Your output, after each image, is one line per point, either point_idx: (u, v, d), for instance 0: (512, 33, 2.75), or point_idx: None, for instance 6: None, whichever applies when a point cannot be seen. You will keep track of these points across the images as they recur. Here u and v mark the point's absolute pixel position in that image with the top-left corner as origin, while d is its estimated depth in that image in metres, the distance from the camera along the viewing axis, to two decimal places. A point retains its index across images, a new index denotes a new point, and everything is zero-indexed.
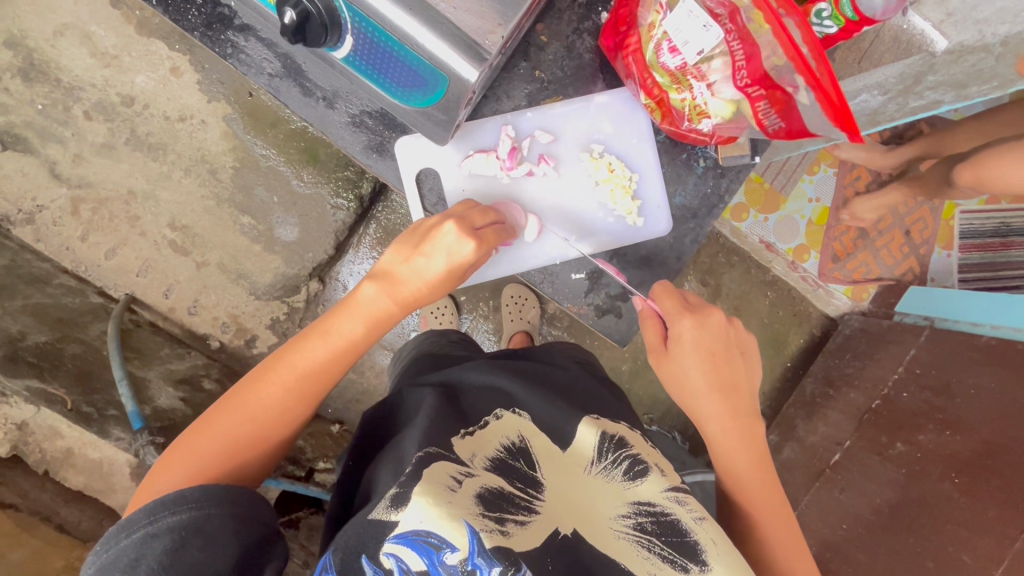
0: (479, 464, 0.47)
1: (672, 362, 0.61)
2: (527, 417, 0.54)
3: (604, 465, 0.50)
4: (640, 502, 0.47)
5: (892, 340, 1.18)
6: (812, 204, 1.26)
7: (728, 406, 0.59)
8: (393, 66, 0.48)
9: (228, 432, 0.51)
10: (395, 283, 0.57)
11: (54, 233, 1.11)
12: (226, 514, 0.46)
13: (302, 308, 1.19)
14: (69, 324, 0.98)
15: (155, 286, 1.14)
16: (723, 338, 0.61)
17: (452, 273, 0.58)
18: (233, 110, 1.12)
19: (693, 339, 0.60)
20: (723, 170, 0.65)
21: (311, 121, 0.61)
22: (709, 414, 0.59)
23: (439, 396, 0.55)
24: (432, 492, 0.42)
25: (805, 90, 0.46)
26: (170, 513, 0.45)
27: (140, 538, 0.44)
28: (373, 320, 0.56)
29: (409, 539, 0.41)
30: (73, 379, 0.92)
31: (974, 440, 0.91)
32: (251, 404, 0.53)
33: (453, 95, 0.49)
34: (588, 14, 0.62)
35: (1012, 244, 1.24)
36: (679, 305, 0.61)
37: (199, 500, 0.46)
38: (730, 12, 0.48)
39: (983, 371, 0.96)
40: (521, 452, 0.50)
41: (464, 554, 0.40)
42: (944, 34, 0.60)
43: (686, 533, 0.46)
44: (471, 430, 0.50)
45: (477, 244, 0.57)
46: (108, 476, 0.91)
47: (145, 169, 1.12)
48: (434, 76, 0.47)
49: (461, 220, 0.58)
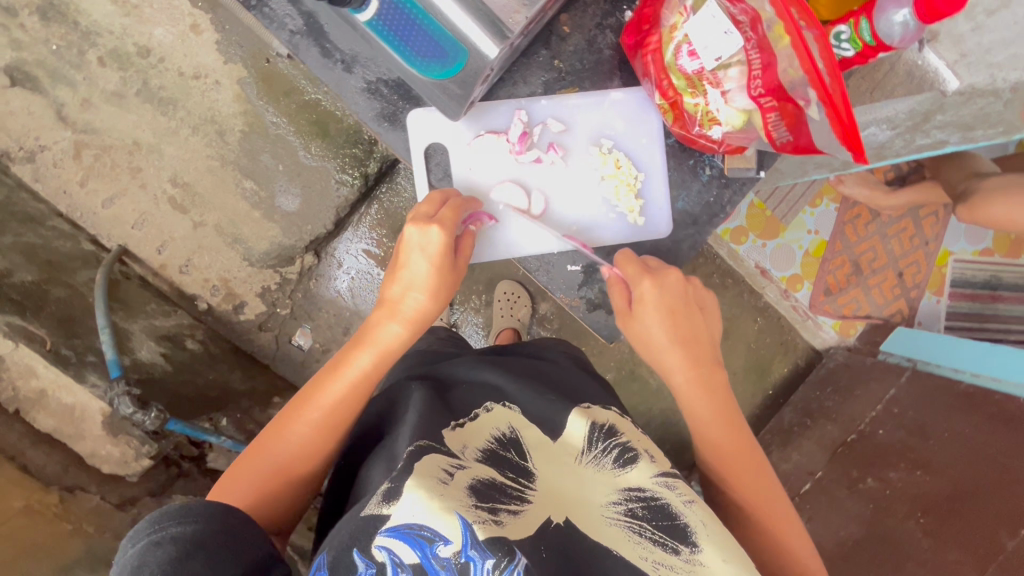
0: (470, 455, 0.47)
1: (637, 322, 0.61)
2: (516, 410, 0.54)
3: (594, 454, 0.49)
4: (629, 489, 0.47)
5: (874, 377, 1.19)
6: (810, 236, 1.29)
7: (689, 356, 0.60)
8: (414, 35, 0.49)
9: (256, 477, 0.53)
10: (398, 307, 0.57)
11: (53, 175, 1.10)
12: (225, 532, 0.45)
13: (294, 281, 1.18)
14: (57, 268, 0.98)
15: (149, 241, 1.13)
16: (683, 293, 0.61)
17: (439, 267, 0.57)
18: (249, 75, 1.11)
19: (655, 298, 0.60)
20: (727, 180, 0.66)
21: (327, 83, 0.61)
22: (672, 367, 0.60)
23: (428, 390, 0.55)
24: (425, 485, 0.42)
25: (817, 104, 0.46)
26: (175, 523, 0.44)
27: (144, 546, 0.43)
28: (387, 346, 0.56)
29: (401, 532, 0.40)
30: (55, 322, 0.91)
31: (941, 482, 0.92)
32: (273, 445, 0.54)
33: (471, 69, 0.51)
34: (612, 10, 0.62)
35: (1000, 297, 1.26)
36: (639, 268, 0.61)
37: (203, 514, 0.44)
38: (751, 20, 0.49)
39: (959, 416, 0.97)
40: (511, 443, 0.50)
41: (457, 547, 0.39)
42: (956, 75, 0.61)
43: (676, 516, 0.46)
44: (460, 422, 0.50)
45: (441, 225, 0.57)
46: (79, 422, 0.85)
47: (153, 122, 1.12)
48: (455, 48, 0.49)
49: (418, 218, 0.58)
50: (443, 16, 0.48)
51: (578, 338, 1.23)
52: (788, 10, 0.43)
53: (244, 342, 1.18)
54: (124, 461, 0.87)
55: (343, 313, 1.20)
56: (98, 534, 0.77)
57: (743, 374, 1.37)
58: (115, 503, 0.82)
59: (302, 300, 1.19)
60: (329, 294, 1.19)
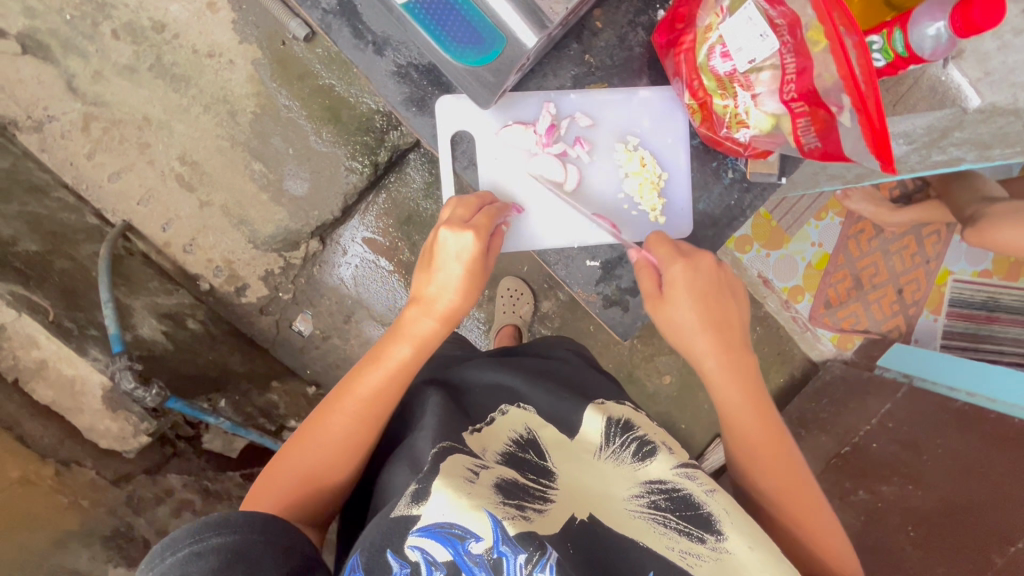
0: (491, 457, 0.48)
1: (669, 305, 0.60)
2: (532, 411, 0.55)
3: (613, 449, 0.50)
4: (650, 481, 0.47)
5: (870, 391, 1.20)
6: (814, 248, 1.30)
7: (721, 340, 0.58)
8: (452, 20, 0.53)
9: (289, 480, 0.52)
10: (431, 302, 0.57)
11: (60, 146, 1.09)
12: (266, 542, 0.44)
13: (298, 266, 1.17)
14: (62, 239, 0.97)
15: (154, 218, 1.13)
16: (716, 277, 0.60)
17: (473, 270, 0.58)
18: (263, 56, 1.10)
19: (686, 283, 0.59)
20: (749, 184, 0.66)
21: (357, 64, 0.61)
22: (704, 352, 0.59)
23: (444, 395, 0.56)
24: (454, 484, 0.42)
25: (850, 110, 0.47)
26: (215, 534, 0.43)
27: (185, 557, 0.42)
28: (421, 342, 0.57)
29: (432, 531, 0.41)
30: (59, 292, 0.90)
31: (932, 497, 0.93)
32: (305, 446, 0.53)
33: (507, 57, 0.54)
34: (645, 9, 0.63)
35: (996, 318, 1.27)
36: (672, 251, 0.61)
37: (242, 525, 0.44)
38: (790, 23, 0.49)
39: (953, 433, 0.98)
40: (530, 444, 0.51)
41: (489, 543, 0.40)
42: (978, 93, 0.64)
43: (699, 505, 0.45)
44: (478, 427, 0.52)
45: (476, 231, 0.58)
46: (79, 395, 0.85)
47: (164, 98, 1.11)
48: (493, 36, 0.53)
49: (451, 223, 0.59)
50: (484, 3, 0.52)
51: (579, 337, 1.23)
52: (831, 13, 0.43)
53: (244, 325, 1.17)
54: (122, 437, 0.86)
55: (346, 300, 1.19)
56: (94, 508, 0.76)
57: None
58: (111, 478, 0.82)
59: (305, 285, 1.18)
60: (332, 281, 1.19)
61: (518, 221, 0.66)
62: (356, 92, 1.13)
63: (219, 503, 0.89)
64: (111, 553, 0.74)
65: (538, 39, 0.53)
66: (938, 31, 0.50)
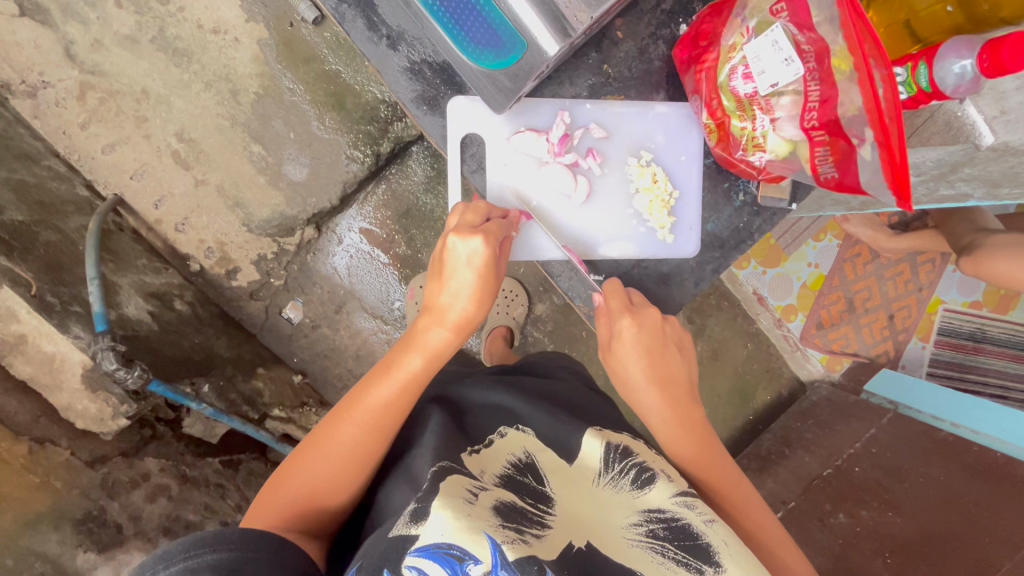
0: (490, 478, 0.51)
1: (617, 359, 0.63)
2: (530, 434, 0.58)
3: (611, 475, 0.53)
4: (650, 510, 0.50)
5: (856, 415, 1.21)
6: (810, 269, 1.30)
7: (665, 395, 0.62)
8: (474, 22, 0.52)
9: (301, 483, 0.54)
10: (444, 313, 0.58)
11: (53, 113, 1.06)
12: (262, 560, 0.47)
13: (291, 252, 1.15)
14: (50, 210, 0.95)
15: (147, 194, 1.10)
16: (661, 334, 0.63)
17: (485, 276, 0.58)
18: (270, 36, 1.08)
19: (632, 338, 0.62)
20: (759, 208, 0.66)
21: (369, 58, 0.59)
22: (650, 406, 0.62)
23: (446, 413, 0.60)
24: (451, 505, 0.45)
25: (871, 144, 0.46)
26: (210, 551, 0.45)
27: (179, 572, 0.45)
28: (432, 353, 0.57)
29: (430, 552, 0.43)
30: (44, 266, 0.87)
31: (912, 525, 0.91)
32: (316, 452, 0.55)
33: (525, 64, 0.53)
34: (668, 22, 0.62)
35: (982, 349, 1.27)
36: (623, 304, 0.63)
37: (235, 542, 0.46)
38: (818, 51, 0.48)
39: (934, 462, 0.99)
40: (528, 468, 0.53)
41: (486, 567, 0.42)
42: (992, 130, 0.61)
43: (698, 536, 0.48)
44: (476, 448, 0.55)
45: (485, 236, 0.57)
46: (58, 373, 0.82)
47: (165, 72, 1.08)
48: (513, 41, 0.52)
49: (460, 229, 0.58)
50: (507, 7, 0.50)
51: (570, 342, 1.21)
52: (862, 46, 0.43)
53: (233, 309, 1.15)
54: (100, 419, 0.83)
55: (338, 290, 1.17)
56: (65, 490, 0.74)
57: (726, 397, 1.36)
58: (86, 460, 0.79)
59: (297, 273, 1.16)
60: (325, 270, 1.17)
61: (528, 229, 0.66)
62: (362, 80, 1.11)
63: (196, 488, 0.88)
64: (81, 537, 0.72)
65: (560, 46, 0.52)
66: (964, 68, 0.50)
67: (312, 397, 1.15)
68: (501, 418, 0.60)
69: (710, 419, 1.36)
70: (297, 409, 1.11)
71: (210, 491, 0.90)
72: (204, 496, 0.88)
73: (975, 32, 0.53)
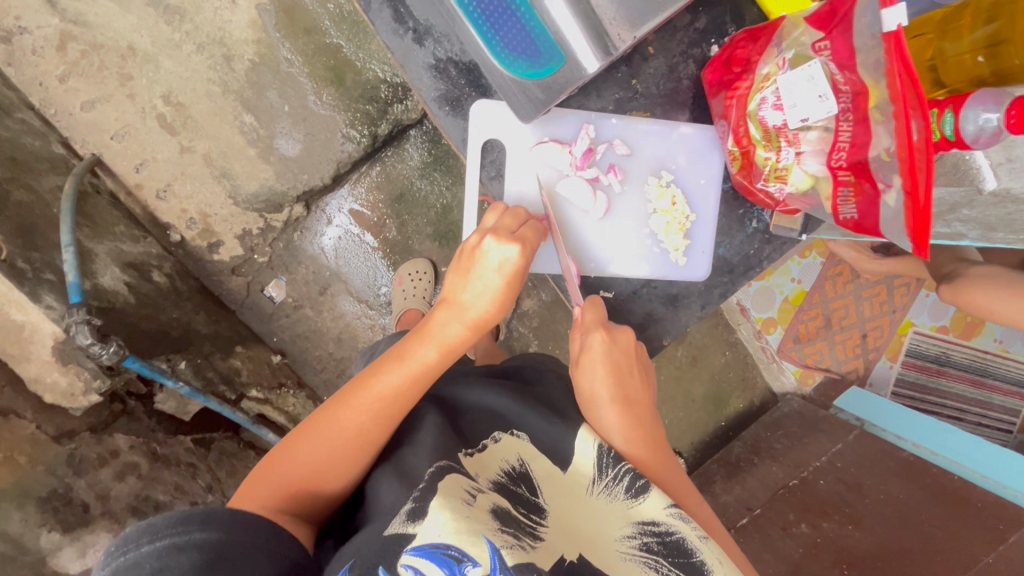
0: (484, 482, 0.52)
1: (582, 373, 0.62)
2: (525, 439, 0.58)
3: (605, 482, 0.55)
4: (643, 522, 0.51)
5: (824, 429, 1.24)
6: (792, 284, 1.34)
7: (627, 414, 0.60)
8: (510, 27, 0.53)
9: (300, 462, 0.52)
10: (464, 308, 0.57)
11: (30, 63, 0.99)
12: (251, 545, 0.45)
13: (278, 229, 1.11)
14: (22, 167, 0.89)
15: (129, 156, 1.05)
16: (629, 352, 0.63)
17: (512, 282, 0.58)
18: (270, 3, 1.03)
19: (601, 351, 0.61)
20: (770, 236, 0.68)
21: (393, 50, 0.59)
22: (609, 425, 0.60)
23: (448, 413, 0.60)
24: (450, 506, 0.46)
25: (898, 191, 0.47)
26: (199, 529, 0.43)
27: (164, 548, 0.42)
28: (447, 348, 0.56)
29: (427, 552, 0.44)
30: (13, 228, 0.82)
31: (868, 539, 0.93)
32: (320, 433, 0.53)
33: (561, 77, 0.55)
34: (700, 42, 0.62)
35: (945, 372, 1.32)
36: (598, 317, 0.63)
37: (226, 523, 0.44)
38: (855, 92, 0.49)
39: (894, 481, 1.03)
40: (521, 478, 0.55)
41: (485, 570, 0.43)
42: (995, 177, 0.63)
43: (692, 553, 0.49)
44: (472, 451, 0.55)
45: (521, 244, 0.57)
46: (26, 343, 0.79)
47: (154, 29, 1.02)
48: (552, 52, 0.54)
49: (498, 232, 0.58)
50: (548, 18, 0.53)
51: (554, 340, 1.21)
52: (905, 94, 0.43)
53: (212, 283, 1.11)
54: (70, 394, 0.81)
55: (323, 271, 1.14)
56: (30, 467, 0.71)
57: (701, 403, 1.38)
58: (53, 435, 0.76)
59: (282, 250, 1.13)
60: (311, 249, 1.13)
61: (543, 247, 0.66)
62: (364, 57, 1.07)
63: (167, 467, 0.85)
64: (45, 516, 0.70)
65: (600, 64, 0.54)
66: (988, 120, 0.51)
67: (291, 377, 1.13)
68: (498, 418, 0.60)
69: (684, 423, 1.37)
70: (276, 390, 1.08)
71: (181, 470, 0.87)
72: (175, 476, 0.85)
73: (997, 86, 0.54)
